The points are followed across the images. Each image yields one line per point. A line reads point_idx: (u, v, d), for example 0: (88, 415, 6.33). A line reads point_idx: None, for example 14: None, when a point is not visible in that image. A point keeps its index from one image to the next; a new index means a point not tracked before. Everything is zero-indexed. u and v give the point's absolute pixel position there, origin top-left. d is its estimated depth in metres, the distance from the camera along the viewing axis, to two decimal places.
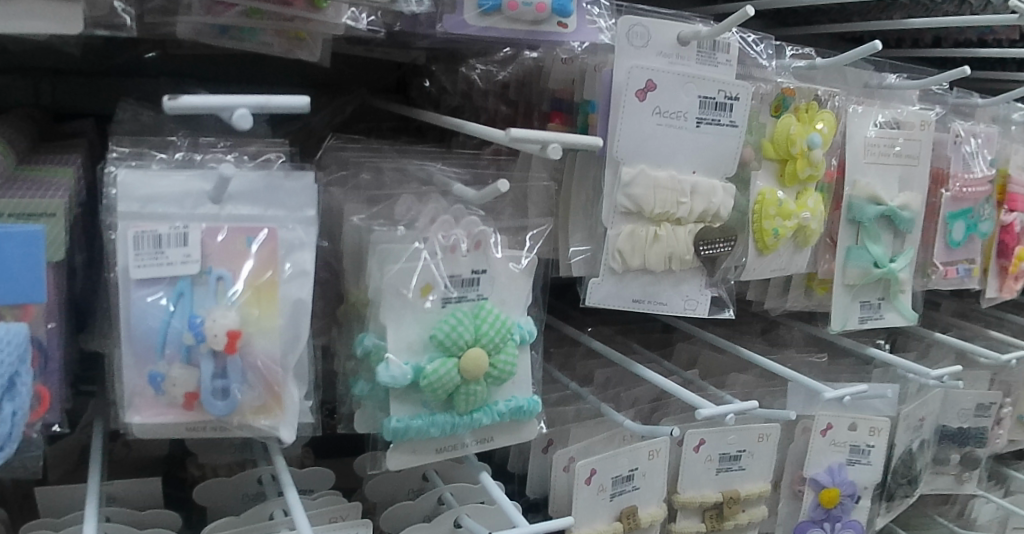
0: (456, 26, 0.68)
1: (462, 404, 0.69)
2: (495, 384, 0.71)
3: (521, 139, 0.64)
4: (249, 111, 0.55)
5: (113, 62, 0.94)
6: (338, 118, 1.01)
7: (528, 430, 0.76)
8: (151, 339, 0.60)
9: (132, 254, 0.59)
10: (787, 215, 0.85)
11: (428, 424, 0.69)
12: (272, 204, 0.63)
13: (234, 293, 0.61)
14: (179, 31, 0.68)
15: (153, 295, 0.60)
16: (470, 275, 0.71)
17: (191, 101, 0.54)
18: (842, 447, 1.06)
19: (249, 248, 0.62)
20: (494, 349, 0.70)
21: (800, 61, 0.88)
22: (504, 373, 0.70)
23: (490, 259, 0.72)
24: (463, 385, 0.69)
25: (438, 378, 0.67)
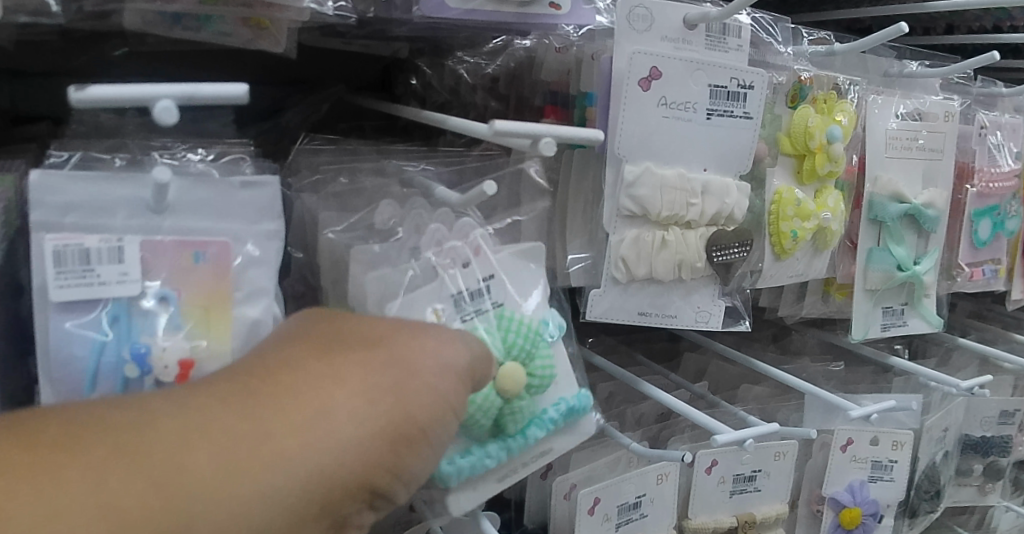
0: (435, 9, 0.60)
1: (510, 424, 0.61)
2: (537, 392, 0.62)
3: (508, 132, 0.56)
4: (175, 101, 0.50)
5: (75, 63, 0.82)
6: (313, 117, 0.93)
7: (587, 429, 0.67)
8: (83, 373, 0.53)
9: (52, 271, 0.52)
10: (805, 215, 0.77)
11: (479, 454, 0.60)
12: (225, 216, 0.57)
13: (179, 317, 0.55)
14: (125, 20, 0.60)
15: (83, 320, 0.53)
16: (476, 286, 0.63)
17: (107, 91, 0.49)
18: (864, 463, 0.98)
19: (196, 263, 0.56)
20: (526, 353, 0.62)
21: (819, 46, 0.80)
22: (544, 374, 0.62)
23: (495, 264, 0.65)
24: (507, 404, 0.60)
25: (477, 404, 0.59)
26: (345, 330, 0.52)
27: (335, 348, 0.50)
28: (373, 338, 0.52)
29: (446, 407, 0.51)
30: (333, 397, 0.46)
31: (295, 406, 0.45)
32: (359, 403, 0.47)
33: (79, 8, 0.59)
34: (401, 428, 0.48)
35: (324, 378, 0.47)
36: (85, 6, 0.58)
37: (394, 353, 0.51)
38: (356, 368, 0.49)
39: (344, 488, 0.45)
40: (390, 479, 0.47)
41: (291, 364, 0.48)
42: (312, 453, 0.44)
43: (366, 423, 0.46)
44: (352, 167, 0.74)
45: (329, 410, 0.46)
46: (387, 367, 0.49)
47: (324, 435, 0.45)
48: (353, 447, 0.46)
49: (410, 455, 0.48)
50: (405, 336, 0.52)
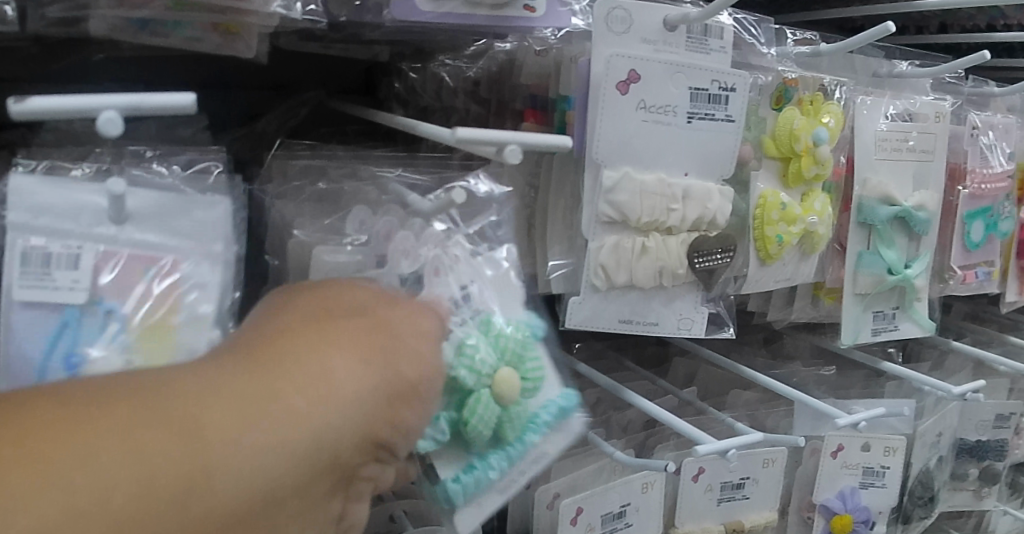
0: (407, 12, 0.58)
1: (514, 434, 0.56)
2: (538, 400, 0.58)
3: (470, 140, 0.55)
4: (118, 112, 0.47)
5: (50, 69, 0.80)
6: (291, 123, 0.92)
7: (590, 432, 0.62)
8: (26, 370, 0.50)
9: (17, 271, 0.51)
10: (791, 220, 0.76)
11: (486, 469, 0.56)
12: (177, 233, 0.55)
13: (126, 333, 0.52)
14: (91, 26, 0.58)
15: (33, 320, 0.51)
16: (460, 293, 0.57)
17: (47, 103, 0.47)
18: (855, 469, 0.97)
19: (148, 279, 0.53)
20: (522, 354, 0.57)
21: (804, 47, 0.78)
22: (541, 374, 0.57)
23: (477, 267, 0.59)
24: (506, 414, 0.55)
25: (477, 416, 0.54)
26: (328, 296, 0.49)
27: (321, 310, 0.46)
28: (359, 303, 0.48)
29: (439, 365, 0.48)
30: (333, 351, 0.43)
31: (296, 360, 0.42)
32: (361, 356, 0.44)
33: (42, 15, 0.57)
34: (402, 385, 0.45)
35: (324, 335, 0.44)
36: (49, 12, 0.57)
37: (383, 313, 0.48)
38: (353, 326, 0.45)
39: (353, 441, 0.42)
40: (394, 433, 0.45)
41: (283, 327, 0.44)
42: (322, 405, 0.41)
43: (371, 374, 0.43)
44: (325, 172, 0.74)
45: (337, 365, 0.42)
46: (379, 324, 0.46)
47: (331, 387, 0.41)
48: (360, 400, 0.42)
49: (413, 410, 0.46)
50: (387, 302, 0.49)
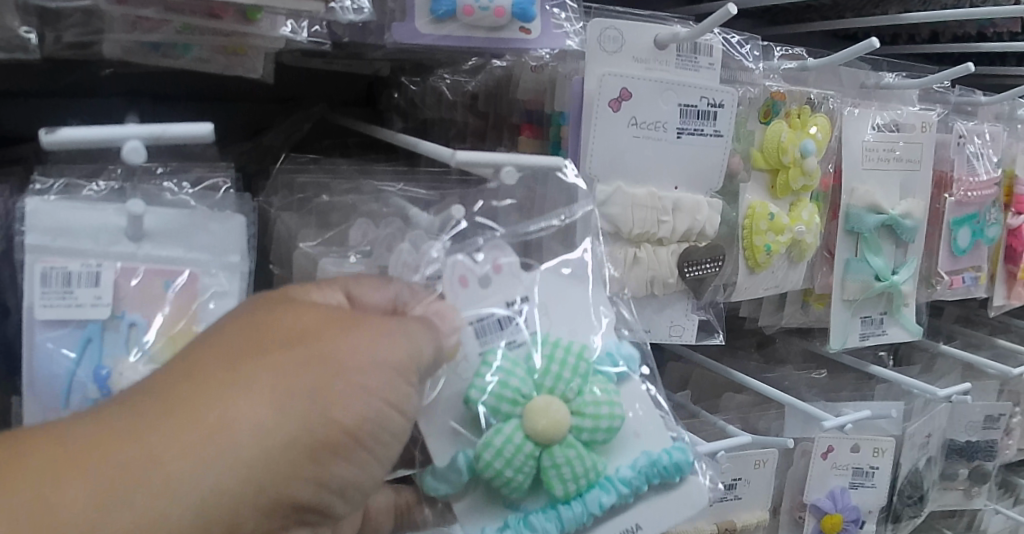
0: (407, 35, 0.62)
1: (558, 486, 0.56)
2: (590, 446, 0.57)
3: (470, 163, 0.62)
4: (141, 142, 0.54)
5: (60, 84, 0.82)
6: (295, 137, 0.95)
7: (680, 500, 0.60)
8: (55, 387, 0.54)
9: (39, 293, 0.54)
10: (779, 229, 0.78)
11: (523, 528, 0.56)
12: (195, 246, 0.59)
13: (147, 343, 0.56)
14: (105, 50, 0.61)
15: (58, 340, 0.54)
16: (508, 311, 0.60)
17: (74, 133, 0.53)
18: (844, 470, 0.99)
19: (165, 292, 0.57)
20: (573, 390, 0.58)
21: (791, 63, 0.82)
22: (599, 421, 0.57)
23: (518, 279, 0.61)
24: (541, 455, 0.56)
25: (504, 457, 0.55)
26: (263, 322, 0.49)
27: (256, 343, 0.47)
28: (294, 334, 0.48)
29: (378, 405, 0.48)
30: (243, 405, 0.44)
31: (203, 417, 0.43)
32: (275, 412, 0.44)
33: (58, 39, 0.61)
34: (316, 437, 0.45)
35: (229, 385, 0.45)
36: (65, 36, 0.60)
37: (322, 346, 0.47)
38: (269, 372, 0.46)
39: (260, 502, 0.44)
40: (312, 488, 0.46)
41: (194, 372, 0.45)
42: (221, 469, 0.43)
43: (280, 431, 0.44)
44: (329, 186, 0.76)
45: (232, 424, 0.43)
46: (308, 364, 0.46)
47: (232, 451, 0.43)
48: (265, 461, 0.44)
49: (335, 462, 0.47)
50: (334, 329, 0.49)
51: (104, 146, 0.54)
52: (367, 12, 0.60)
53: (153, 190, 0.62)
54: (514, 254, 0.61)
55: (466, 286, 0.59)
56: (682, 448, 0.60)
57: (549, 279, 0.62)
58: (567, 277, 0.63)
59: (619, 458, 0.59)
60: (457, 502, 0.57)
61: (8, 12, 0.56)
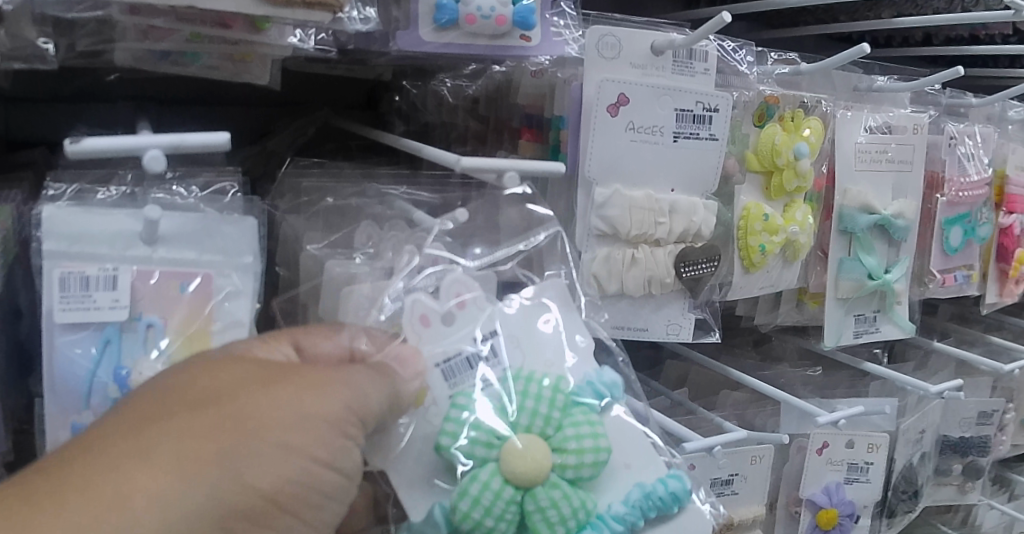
0: (411, 43, 0.64)
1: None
2: (575, 486, 0.57)
3: (475, 168, 0.64)
4: (162, 150, 0.56)
5: (68, 89, 0.84)
6: (299, 141, 0.97)
7: (679, 530, 0.60)
8: (76, 389, 0.56)
9: (58, 297, 0.56)
10: (773, 230, 0.81)
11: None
12: (208, 249, 0.60)
13: (164, 344, 0.58)
14: (117, 59, 0.63)
15: (78, 342, 0.56)
16: (478, 348, 0.60)
17: (96, 142, 0.55)
18: (839, 465, 1.01)
19: (181, 293, 0.59)
20: (553, 426, 0.58)
21: (784, 68, 0.84)
22: (583, 456, 0.56)
23: (485, 312, 0.61)
24: (523, 500, 0.55)
25: (485, 504, 0.54)
26: (181, 385, 0.49)
27: (168, 410, 0.48)
28: (211, 398, 0.49)
29: (305, 463, 0.49)
30: (150, 478, 0.45)
31: (105, 495, 0.44)
32: (182, 485, 0.45)
33: (71, 47, 0.62)
34: (232, 504, 0.46)
35: (140, 457, 0.45)
36: (78, 45, 0.62)
37: (239, 408, 0.48)
38: (182, 440, 0.46)
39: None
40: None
41: (107, 442, 0.46)
42: None
43: (190, 503, 0.45)
44: (336, 189, 0.77)
45: (141, 498, 0.44)
46: (223, 430, 0.47)
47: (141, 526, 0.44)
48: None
49: (253, 530, 0.48)
50: (256, 389, 0.50)
51: (123, 154, 0.55)
52: (372, 22, 0.62)
53: (164, 195, 0.64)
54: (477, 289, 0.62)
55: (428, 325, 0.60)
56: (675, 480, 0.60)
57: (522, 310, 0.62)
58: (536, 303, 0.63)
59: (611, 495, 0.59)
60: None
61: (24, 22, 0.57)
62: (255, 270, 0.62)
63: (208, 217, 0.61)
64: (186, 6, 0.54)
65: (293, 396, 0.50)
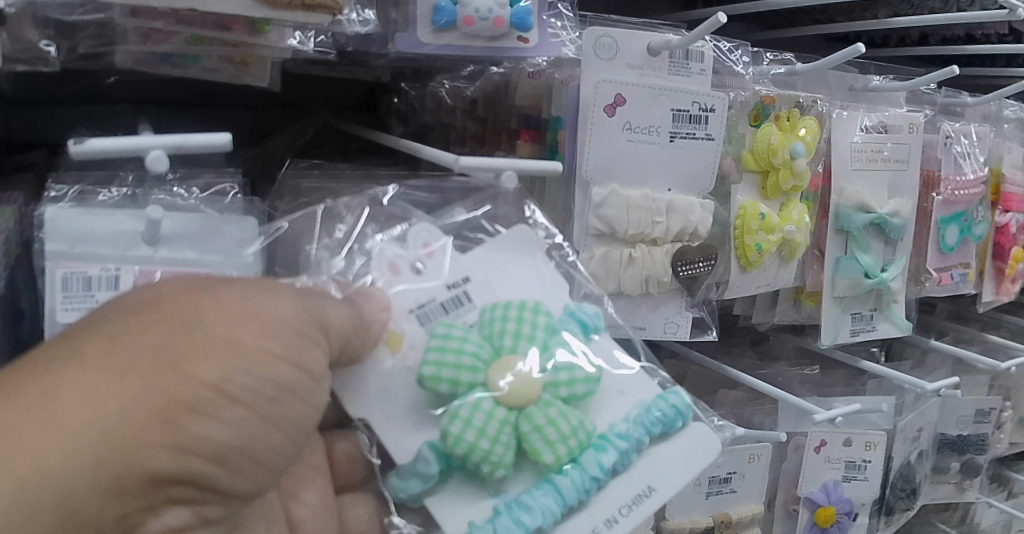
0: (409, 44, 0.65)
1: (546, 452, 0.56)
2: (569, 405, 0.59)
3: (473, 167, 0.64)
4: (165, 151, 0.56)
5: (68, 91, 0.84)
6: (299, 142, 0.97)
7: (688, 447, 0.61)
8: None
9: (61, 297, 0.56)
10: (769, 229, 0.81)
11: (518, 510, 0.55)
12: (209, 248, 0.61)
13: None
14: (118, 61, 0.63)
15: None
16: (450, 294, 0.61)
17: (100, 144, 0.55)
18: (837, 463, 1.02)
19: None
20: (538, 346, 0.60)
21: (780, 68, 0.85)
22: (574, 373, 0.59)
23: (461, 262, 0.62)
24: (518, 421, 0.57)
25: (479, 426, 0.55)
26: (128, 298, 0.50)
27: (108, 316, 0.49)
28: (156, 303, 0.49)
29: (255, 360, 0.49)
30: (84, 374, 0.45)
31: (40, 388, 0.45)
32: (118, 380, 0.45)
33: (73, 50, 0.63)
34: (171, 397, 0.46)
35: (78, 356, 0.46)
36: (79, 47, 0.62)
37: (179, 306, 0.49)
38: (119, 339, 0.47)
39: (105, 476, 0.45)
40: (174, 455, 0.46)
41: (50, 347, 0.47)
42: (56, 439, 0.44)
43: (125, 396, 0.45)
44: (335, 189, 0.78)
45: (77, 392, 0.45)
46: (160, 325, 0.48)
47: (76, 417, 0.44)
48: (112, 427, 0.45)
49: (200, 421, 0.47)
50: (200, 294, 0.50)
51: (127, 156, 0.56)
52: (371, 24, 0.63)
53: (165, 195, 0.64)
54: (444, 237, 0.62)
55: (399, 273, 0.60)
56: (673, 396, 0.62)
57: (492, 252, 0.63)
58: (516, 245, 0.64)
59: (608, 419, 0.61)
60: (434, 493, 0.57)
61: (26, 26, 0.58)
62: (256, 270, 0.63)
63: (209, 218, 0.62)
64: (188, 8, 0.55)
65: (237, 300, 0.50)
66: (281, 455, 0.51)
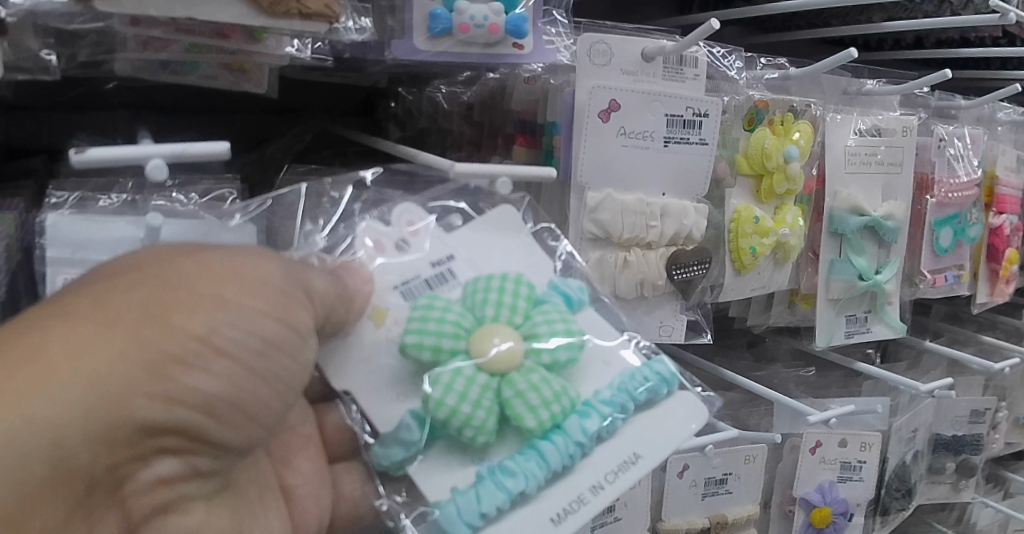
0: (405, 52, 0.65)
1: (529, 417, 0.57)
2: (551, 369, 0.60)
3: (466, 174, 0.65)
4: (165, 160, 0.57)
5: (67, 97, 0.84)
6: (296, 148, 0.98)
7: (672, 413, 0.62)
8: None
9: None
10: (764, 232, 0.82)
11: (501, 475, 0.56)
12: None
13: None
14: (118, 69, 0.64)
15: None
16: (434, 271, 0.61)
17: (101, 153, 0.56)
18: (832, 464, 1.02)
19: None
20: (520, 315, 0.60)
21: (774, 73, 0.86)
22: (557, 339, 0.59)
23: (448, 242, 0.63)
24: (499, 386, 0.58)
25: (459, 392, 0.56)
26: (115, 257, 0.51)
27: (92, 275, 0.49)
28: (140, 261, 0.50)
29: (239, 315, 0.49)
30: (68, 327, 0.46)
31: (26, 341, 0.45)
32: (103, 333, 0.46)
33: (73, 58, 0.63)
34: (156, 350, 0.47)
35: (62, 311, 0.47)
36: (79, 55, 0.63)
37: (164, 263, 0.49)
38: (103, 294, 0.47)
39: (94, 425, 0.45)
40: (161, 405, 0.47)
41: (36, 303, 0.48)
42: (42, 389, 0.44)
43: (109, 348, 0.46)
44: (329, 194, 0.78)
45: (61, 344, 0.45)
46: (146, 281, 0.48)
47: (60, 369, 0.45)
48: (97, 377, 0.45)
49: (187, 372, 0.47)
50: (185, 254, 0.51)
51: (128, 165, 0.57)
52: (368, 32, 0.63)
53: (163, 201, 0.65)
54: (428, 216, 0.63)
55: (383, 250, 0.61)
56: (659, 364, 0.62)
57: (476, 232, 0.64)
58: (502, 226, 0.65)
59: (592, 388, 0.62)
60: (417, 459, 0.58)
61: (27, 34, 0.58)
62: None
63: (209, 224, 0.62)
64: (186, 18, 0.56)
65: (220, 259, 0.51)
66: (271, 410, 0.52)
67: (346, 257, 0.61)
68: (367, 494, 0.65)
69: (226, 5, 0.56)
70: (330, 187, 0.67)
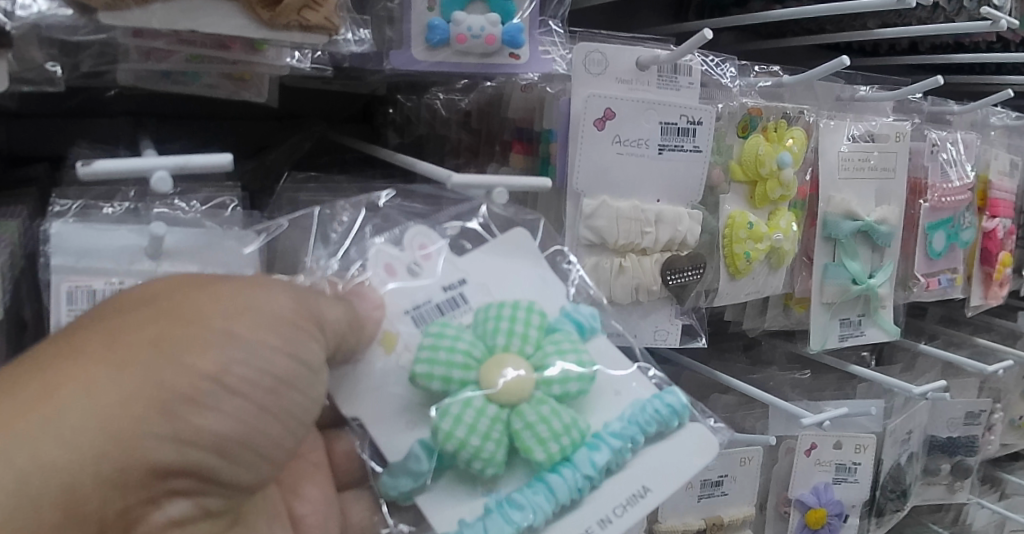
0: (404, 63, 0.66)
1: (538, 450, 0.58)
2: (563, 401, 0.61)
3: (465, 185, 0.66)
4: (169, 171, 0.58)
5: (69, 105, 0.85)
6: (296, 154, 0.99)
7: (681, 445, 0.63)
8: None
9: (65, 309, 0.58)
10: (757, 237, 0.83)
11: (509, 508, 0.57)
12: (213, 262, 0.63)
13: None
14: (120, 79, 0.65)
15: None
16: (446, 295, 0.62)
17: (106, 165, 0.57)
18: (827, 466, 1.03)
19: None
20: (532, 344, 0.61)
21: (767, 81, 0.87)
22: (568, 371, 0.60)
23: (456, 264, 0.63)
24: (510, 418, 0.59)
25: (469, 424, 0.57)
26: (128, 295, 0.52)
27: (106, 313, 0.50)
28: (153, 300, 0.51)
29: (249, 352, 0.50)
30: (82, 370, 0.47)
31: (39, 385, 0.46)
32: (115, 375, 0.47)
33: (76, 67, 0.64)
34: (166, 391, 0.48)
35: (74, 354, 0.48)
36: (82, 66, 0.64)
37: (176, 301, 0.51)
38: (115, 335, 0.49)
39: (106, 468, 0.46)
40: (173, 446, 0.48)
41: (50, 346, 0.49)
42: (55, 434, 0.45)
43: (121, 390, 0.47)
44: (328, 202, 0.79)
45: (74, 388, 0.46)
46: (157, 321, 0.49)
47: (71, 413, 0.46)
48: (109, 420, 0.46)
49: (197, 412, 0.48)
50: (197, 291, 0.52)
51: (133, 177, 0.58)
52: (367, 44, 0.65)
53: (165, 209, 0.66)
54: (440, 240, 0.64)
55: (394, 274, 0.62)
56: (671, 394, 0.64)
57: (489, 255, 0.65)
58: (513, 249, 0.66)
59: (602, 418, 0.63)
60: (427, 489, 0.59)
61: (32, 46, 0.60)
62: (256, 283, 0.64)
63: (211, 233, 0.63)
64: (188, 30, 0.57)
65: (231, 296, 0.52)
66: (282, 445, 0.53)
67: (357, 280, 0.62)
68: (375, 524, 0.65)
69: (227, 16, 0.57)
70: (342, 212, 0.69)
